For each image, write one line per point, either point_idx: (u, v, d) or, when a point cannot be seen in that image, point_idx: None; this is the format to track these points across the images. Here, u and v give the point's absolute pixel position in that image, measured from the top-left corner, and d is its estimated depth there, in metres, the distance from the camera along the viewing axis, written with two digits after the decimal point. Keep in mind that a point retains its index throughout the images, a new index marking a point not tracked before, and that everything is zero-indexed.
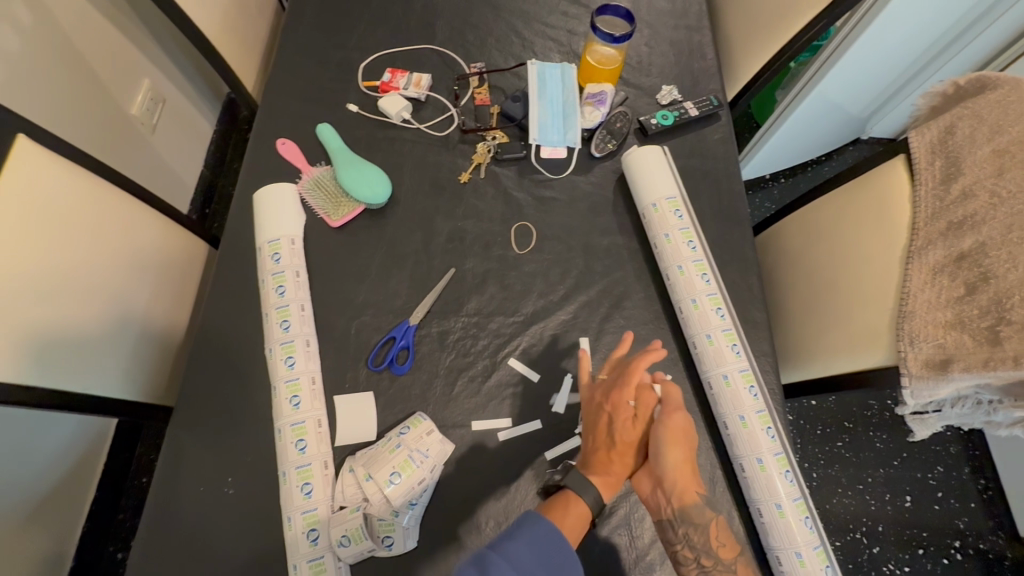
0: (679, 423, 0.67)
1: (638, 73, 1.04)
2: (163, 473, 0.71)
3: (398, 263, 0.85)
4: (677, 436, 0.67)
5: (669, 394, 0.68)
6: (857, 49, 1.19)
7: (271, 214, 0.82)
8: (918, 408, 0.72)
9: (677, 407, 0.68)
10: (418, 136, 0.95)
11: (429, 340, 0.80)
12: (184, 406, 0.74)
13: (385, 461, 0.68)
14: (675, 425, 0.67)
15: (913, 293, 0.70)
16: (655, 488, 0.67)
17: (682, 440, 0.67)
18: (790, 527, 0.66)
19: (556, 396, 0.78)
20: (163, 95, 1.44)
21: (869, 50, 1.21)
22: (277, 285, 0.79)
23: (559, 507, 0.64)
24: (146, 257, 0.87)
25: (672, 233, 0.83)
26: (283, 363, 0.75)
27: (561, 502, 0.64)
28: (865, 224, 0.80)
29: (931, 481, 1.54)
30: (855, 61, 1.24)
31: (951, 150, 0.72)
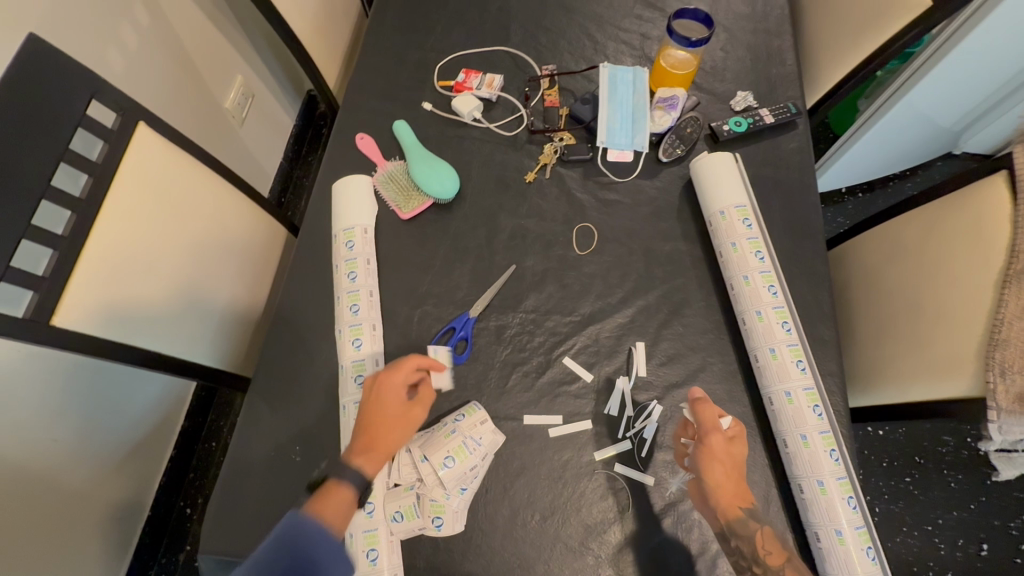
0: (715, 444, 0.66)
1: (712, 78, 1.02)
2: (240, 436, 0.77)
3: (461, 257, 0.88)
4: (713, 457, 0.65)
5: (701, 414, 0.68)
6: (953, 59, 1.12)
7: (348, 204, 0.88)
8: (1005, 445, 0.67)
9: (712, 427, 0.66)
10: (487, 135, 0.98)
11: (487, 333, 0.83)
12: (261, 376, 0.81)
13: (440, 445, 0.69)
14: (710, 447, 0.66)
15: (1008, 321, 0.65)
16: (703, 502, 0.67)
17: (722, 461, 0.65)
18: (850, 556, 0.63)
19: (609, 399, 0.78)
20: (253, 91, 1.56)
21: (968, 61, 1.13)
22: (349, 270, 0.84)
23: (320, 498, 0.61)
24: (236, 238, 0.96)
25: (739, 242, 0.81)
26: (350, 344, 0.79)
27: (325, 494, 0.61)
28: (955, 243, 0.75)
29: (1014, 531, 1.41)
30: (952, 71, 1.16)
31: None
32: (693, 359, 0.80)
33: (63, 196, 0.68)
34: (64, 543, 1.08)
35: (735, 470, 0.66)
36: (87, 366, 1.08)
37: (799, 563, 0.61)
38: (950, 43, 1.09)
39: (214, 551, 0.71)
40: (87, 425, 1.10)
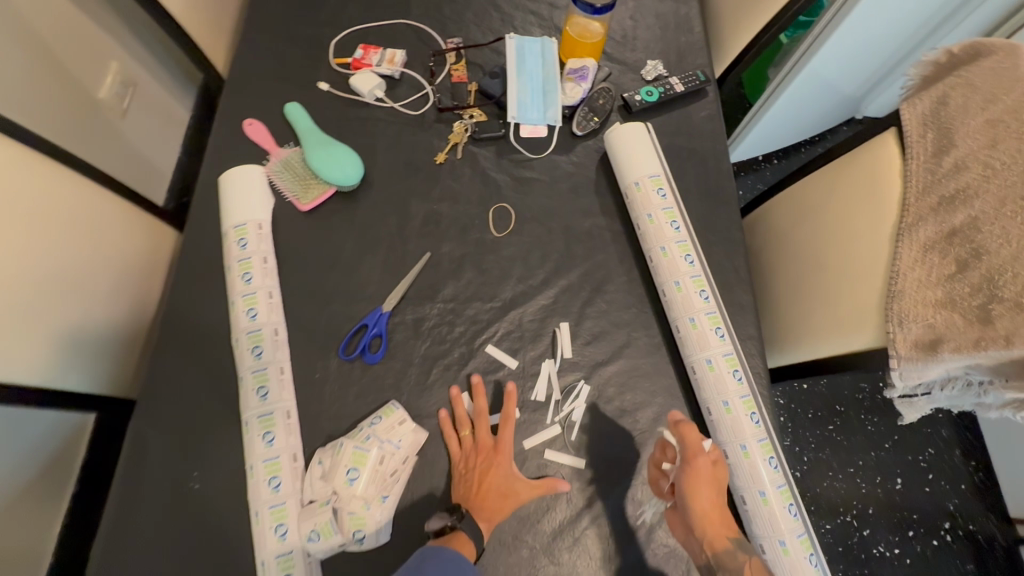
0: (700, 467, 0.64)
1: (622, 48, 0.99)
2: (125, 469, 0.68)
3: (371, 248, 0.82)
4: (699, 479, 0.64)
5: (684, 437, 0.65)
6: (852, 21, 1.15)
7: (238, 197, 0.79)
8: (906, 391, 0.69)
9: (697, 449, 0.64)
10: (392, 115, 0.91)
11: (404, 327, 0.77)
12: (148, 397, 0.72)
13: (338, 462, 0.64)
14: (697, 473, 0.64)
15: (903, 272, 0.67)
16: (688, 531, 0.65)
17: (708, 486, 0.64)
18: (774, 515, 0.64)
19: (535, 384, 0.75)
20: (133, 78, 1.39)
21: (865, 23, 1.17)
22: (243, 271, 0.76)
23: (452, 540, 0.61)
24: (107, 243, 0.83)
25: (655, 213, 0.79)
26: (249, 353, 0.72)
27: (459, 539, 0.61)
28: (854, 200, 0.77)
29: (923, 464, 1.54)
30: (851, 34, 1.19)
31: (943, 120, 0.68)
32: (618, 336, 0.79)
33: None
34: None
35: (720, 495, 0.64)
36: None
37: None
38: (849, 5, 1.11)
39: None
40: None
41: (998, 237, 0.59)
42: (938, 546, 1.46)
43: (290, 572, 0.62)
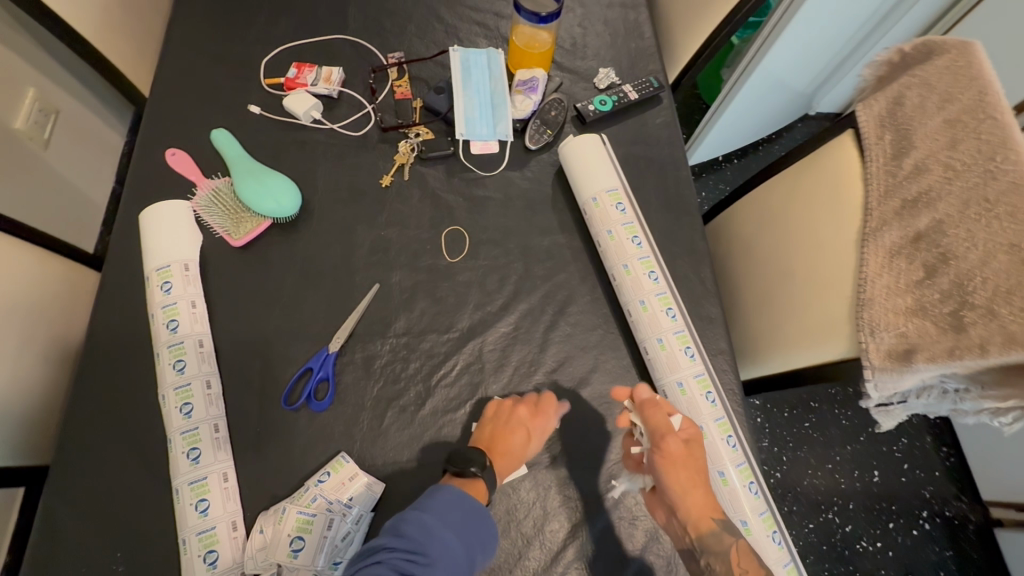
0: (671, 448, 0.58)
1: (573, 56, 0.96)
2: (38, 558, 0.60)
3: (314, 282, 0.75)
4: (671, 461, 0.58)
5: (652, 418, 0.61)
6: (798, 21, 1.14)
7: (160, 236, 0.72)
8: (882, 400, 0.67)
9: (665, 429, 0.59)
10: (332, 137, 0.85)
11: (354, 368, 0.71)
12: (62, 469, 0.63)
13: (279, 531, 0.57)
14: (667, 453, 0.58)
15: (871, 279, 0.65)
16: (669, 514, 0.60)
17: (683, 465, 0.58)
18: (758, 545, 0.61)
19: None
20: (54, 105, 1.29)
21: (809, 23, 1.17)
22: (169, 319, 0.68)
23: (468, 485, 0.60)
24: (14, 292, 0.73)
25: (615, 229, 0.75)
26: (178, 412, 0.64)
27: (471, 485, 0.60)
28: (818, 204, 0.75)
29: (897, 454, 1.55)
30: (798, 34, 1.19)
31: (899, 121, 0.66)
32: (584, 361, 0.74)
33: None
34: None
35: (699, 474, 0.58)
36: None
37: None
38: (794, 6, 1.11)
39: None
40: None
41: (964, 241, 0.57)
42: (918, 536, 1.47)
43: None
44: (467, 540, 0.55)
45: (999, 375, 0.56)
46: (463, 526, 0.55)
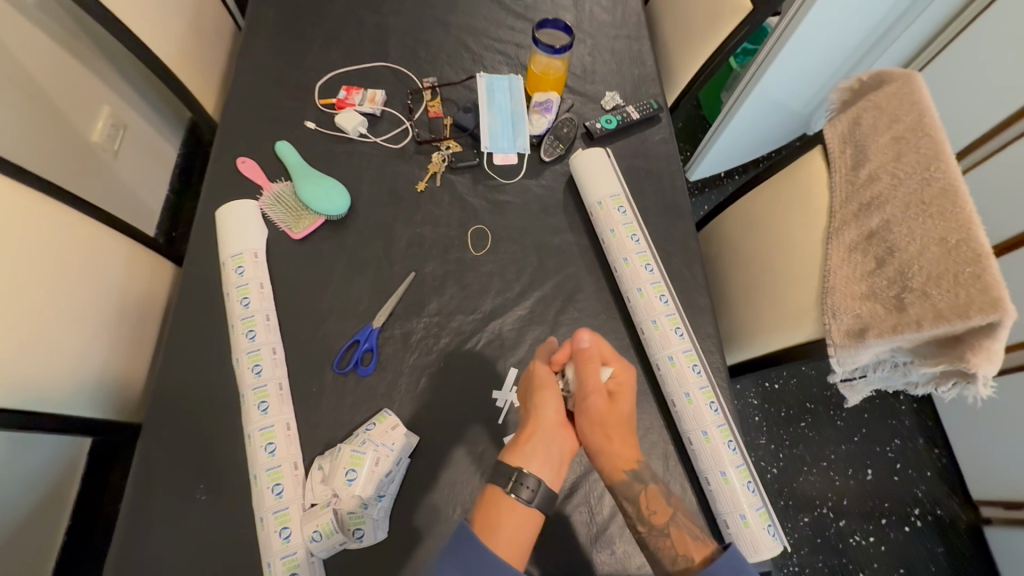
0: (592, 406, 0.68)
1: (583, 81, 1.10)
2: (136, 487, 0.73)
3: (360, 270, 0.89)
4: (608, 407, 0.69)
5: (581, 375, 0.69)
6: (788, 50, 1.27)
7: (234, 229, 0.86)
8: (845, 375, 0.78)
9: (589, 388, 0.68)
10: (375, 149, 0.99)
11: (394, 341, 0.84)
12: (154, 417, 0.77)
13: (337, 464, 0.70)
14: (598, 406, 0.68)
15: (833, 270, 0.76)
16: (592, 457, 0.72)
17: (601, 422, 0.68)
18: (735, 492, 0.71)
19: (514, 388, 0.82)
20: (124, 121, 1.46)
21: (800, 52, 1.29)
22: (242, 296, 0.82)
23: (489, 510, 0.62)
24: (109, 275, 0.88)
25: (617, 228, 0.88)
26: (249, 372, 0.77)
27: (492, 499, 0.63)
28: (792, 209, 0.87)
29: (890, 454, 1.62)
30: (789, 61, 1.32)
31: (858, 138, 0.79)
32: None
33: None
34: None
35: (618, 429, 0.69)
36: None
37: (683, 521, 0.68)
38: (784, 37, 1.23)
39: None
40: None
41: (906, 236, 0.69)
42: (910, 532, 1.53)
43: (295, 572, 0.67)
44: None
45: (935, 346, 0.67)
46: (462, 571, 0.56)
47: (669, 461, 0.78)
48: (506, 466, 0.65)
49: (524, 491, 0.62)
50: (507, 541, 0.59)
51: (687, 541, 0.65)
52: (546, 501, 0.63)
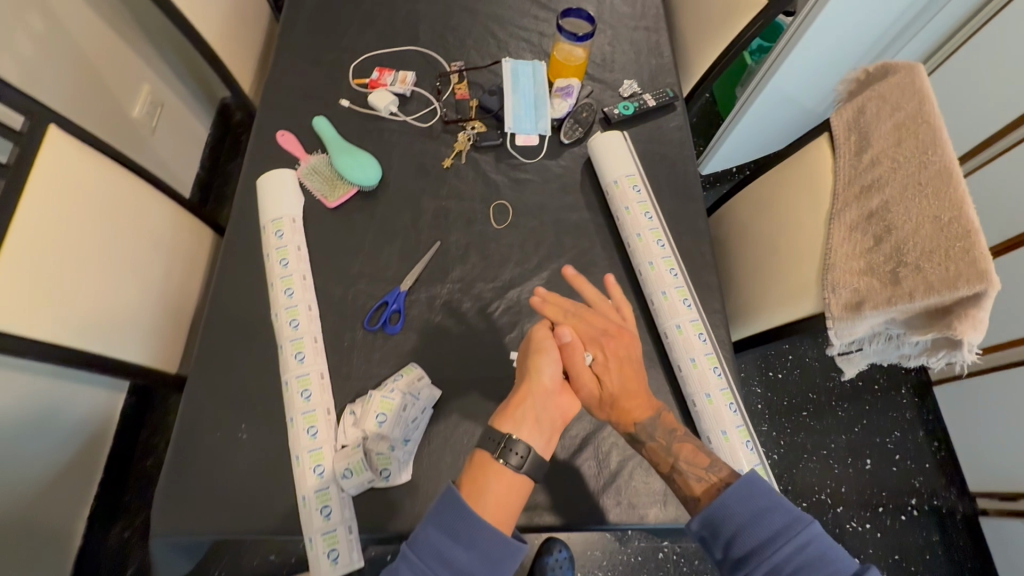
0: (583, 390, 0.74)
1: (602, 69, 1.15)
2: (183, 424, 0.80)
3: (389, 238, 0.95)
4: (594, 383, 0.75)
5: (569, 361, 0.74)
6: (804, 45, 1.27)
7: (274, 196, 0.92)
8: (843, 348, 0.83)
9: (576, 373, 0.74)
10: (405, 127, 1.05)
11: (419, 304, 0.90)
12: (199, 363, 0.83)
13: (369, 409, 0.77)
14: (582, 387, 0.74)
15: (834, 248, 0.81)
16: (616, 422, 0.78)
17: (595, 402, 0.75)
18: (734, 449, 0.77)
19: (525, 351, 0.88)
20: (161, 99, 1.54)
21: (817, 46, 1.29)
22: (280, 257, 0.89)
23: (476, 474, 0.63)
24: (159, 236, 0.95)
25: (631, 206, 0.94)
26: (288, 325, 0.84)
27: (479, 467, 0.64)
28: (798, 192, 0.92)
29: (890, 445, 1.65)
30: (805, 57, 1.32)
31: (861, 125, 0.84)
32: None
33: None
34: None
35: (612, 406, 0.75)
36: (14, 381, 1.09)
37: (686, 463, 0.70)
38: (801, 32, 1.24)
39: (166, 535, 0.73)
40: (24, 426, 1.11)
41: (903, 215, 0.74)
42: (907, 521, 1.56)
43: (327, 504, 0.73)
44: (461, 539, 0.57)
45: (927, 317, 0.72)
46: (454, 528, 0.57)
47: (674, 422, 0.83)
48: (494, 432, 0.66)
49: (513, 457, 0.63)
50: (493, 507, 0.60)
51: (691, 483, 0.68)
52: (534, 465, 0.64)
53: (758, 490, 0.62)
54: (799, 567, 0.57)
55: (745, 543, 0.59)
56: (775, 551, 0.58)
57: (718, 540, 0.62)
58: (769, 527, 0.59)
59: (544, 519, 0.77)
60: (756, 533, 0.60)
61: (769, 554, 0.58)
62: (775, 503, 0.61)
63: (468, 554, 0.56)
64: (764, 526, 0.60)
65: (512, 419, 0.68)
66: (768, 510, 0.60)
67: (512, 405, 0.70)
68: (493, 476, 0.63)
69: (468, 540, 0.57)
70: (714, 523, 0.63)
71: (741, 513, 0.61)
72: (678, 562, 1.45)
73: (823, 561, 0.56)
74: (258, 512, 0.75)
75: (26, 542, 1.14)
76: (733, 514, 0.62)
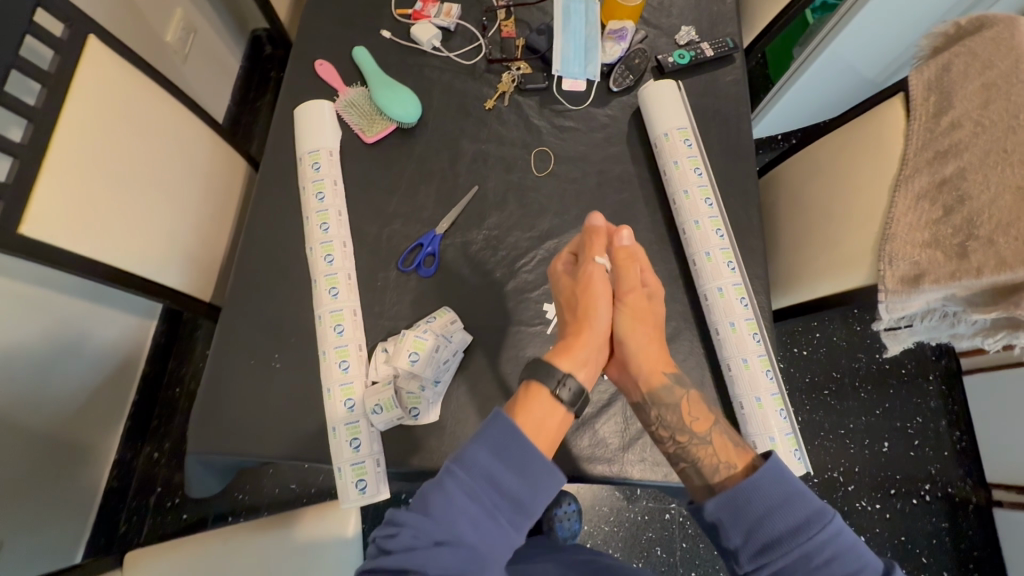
0: (636, 304, 0.75)
1: (659, 13, 1.07)
2: (219, 350, 0.81)
3: (426, 179, 0.92)
4: (637, 316, 0.75)
5: (624, 275, 0.76)
6: (868, 13, 1.16)
7: (312, 127, 0.90)
8: (891, 324, 0.79)
9: (629, 286, 0.75)
10: (447, 64, 1.00)
11: (454, 248, 0.88)
12: (234, 293, 0.84)
13: (401, 347, 0.76)
14: (636, 303, 0.75)
15: (897, 217, 0.76)
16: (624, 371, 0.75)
17: (643, 327, 0.75)
18: (767, 417, 0.76)
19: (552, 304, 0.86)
20: (194, 26, 1.49)
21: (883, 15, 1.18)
22: (317, 191, 0.87)
23: (529, 401, 0.63)
24: (196, 161, 0.94)
25: (681, 160, 0.89)
26: (322, 260, 0.83)
27: (531, 395, 0.63)
28: (862, 156, 0.86)
29: (910, 430, 1.62)
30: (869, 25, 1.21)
31: (944, 85, 0.77)
32: None
33: (19, 104, 0.66)
34: (25, 493, 1.10)
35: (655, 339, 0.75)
36: (51, 299, 1.11)
37: (725, 427, 0.69)
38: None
39: (204, 452, 0.76)
40: (60, 345, 1.14)
41: (980, 184, 0.69)
42: (917, 505, 1.56)
43: (356, 436, 0.74)
44: (511, 464, 0.55)
45: (991, 296, 0.68)
46: (506, 454, 0.55)
47: (706, 385, 0.81)
48: (550, 367, 0.65)
49: (568, 393, 0.63)
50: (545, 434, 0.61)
51: (729, 448, 0.65)
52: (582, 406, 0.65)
53: (784, 475, 0.58)
54: (828, 557, 0.54)
55: (772, 530, 0.56)
56: (807, 538, 0.55)
57: (740, 526, 0.57)
58: (799, 515, 0.56)
59: (565, 467, 0.78)
60: (784, 519, 0.56)
61: (800, 541, 0.55)
62: (800, 491, 0.57)
63: (519, 480, 0.55)
64: (794, 513, 0.56)
65: (568, 355, 0.68)
66: (797, 497, 0.57)
67: (573, 345, 0.69)
68: (546, 412, 0.63)
69: (520, 466, 0.55)
70: (736, 509, 0.58)
71: (770, 497, 0.57)
72: (684, 524, 1.47)
73: (852, 550, 0.55)
74: (289, 439, 0.77)
75: (66, 454, 1.20)
76: (761, 501, 0.57)
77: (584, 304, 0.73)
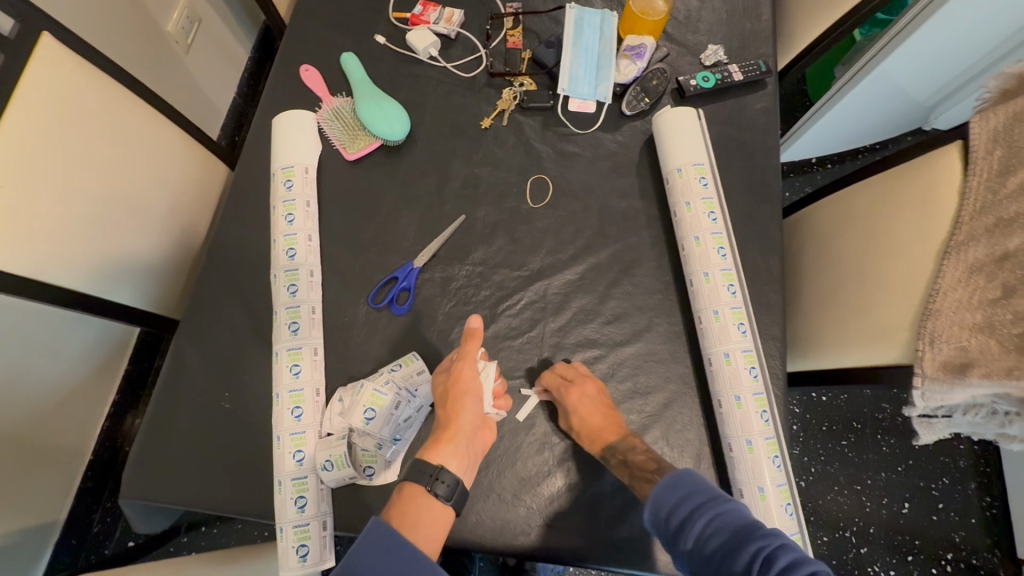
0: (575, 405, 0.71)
1: (685, 28, 0.96)
2: (166, 382, 0.74)
3: (409, 204, 0.84)
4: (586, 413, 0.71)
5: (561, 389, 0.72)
6: (921, 37, 1.02)
7: (288, 139, 0.81)
8: (926, 411, 0.68)
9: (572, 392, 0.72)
10: (443, 75, 0.91)
11: (432, 285, 0.80)
12: (190, 319, 0.77)
13: (357, 401, 0.68)
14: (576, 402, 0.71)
15: (944, 291, 0.65)
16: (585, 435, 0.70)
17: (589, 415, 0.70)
18: (770, 511, 0.65)
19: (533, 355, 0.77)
20: (199, 15, 1.42)
21: (939, 38, 1.04)
22: (286, 212, 0.79)
23: (405, 508, 0.55)
24: (164, 169, 0.88)
25: (694, 202, 0.79)
26: (285, 290, 0.75)
27: (404, 500, 0.56)
28: (905, 210, 0.74)
29: (934, 492, 1.40)
30: (922, 48, 1.07)
31: (1014, 139, 0.65)
32: (639, 319, 0.79)
33: None
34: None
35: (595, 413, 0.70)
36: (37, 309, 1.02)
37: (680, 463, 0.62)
38: (918, 22, 1.00)
39: (137, 496, 0.69)
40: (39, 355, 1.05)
41: None
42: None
43: (302, 495, 0.67)
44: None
45: None
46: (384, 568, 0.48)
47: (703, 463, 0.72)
48: (424, 464, 0.58)
49: (445, 489, 0.56)
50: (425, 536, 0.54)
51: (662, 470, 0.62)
52: (463, 499, 0.58)
53: (682, 479, 0.58)
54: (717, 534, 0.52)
55: (677, 524, 0.55)
56: (695, 524, 0.53)
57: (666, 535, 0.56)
58: (686, 507, 0.55)
59: (533, 547, 0.69)
60: (688, 499, 0.56)
61: (693, 529, 0.53)
62: (698, 483, 0.57)
63: None
64: (687, 506, 0.55)
65: (433, 449, 0.59)
66: (689, 495, 0.56)
67: (442, 438, 0.60)
68: (423, 513, 0.55)
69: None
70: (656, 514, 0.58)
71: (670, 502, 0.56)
72: None
73: (756, 523, 0.51)
74: (232, 489, 0.69)
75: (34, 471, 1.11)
76: (669, 485, 0.57)
77: (450, 380, 0.65)
